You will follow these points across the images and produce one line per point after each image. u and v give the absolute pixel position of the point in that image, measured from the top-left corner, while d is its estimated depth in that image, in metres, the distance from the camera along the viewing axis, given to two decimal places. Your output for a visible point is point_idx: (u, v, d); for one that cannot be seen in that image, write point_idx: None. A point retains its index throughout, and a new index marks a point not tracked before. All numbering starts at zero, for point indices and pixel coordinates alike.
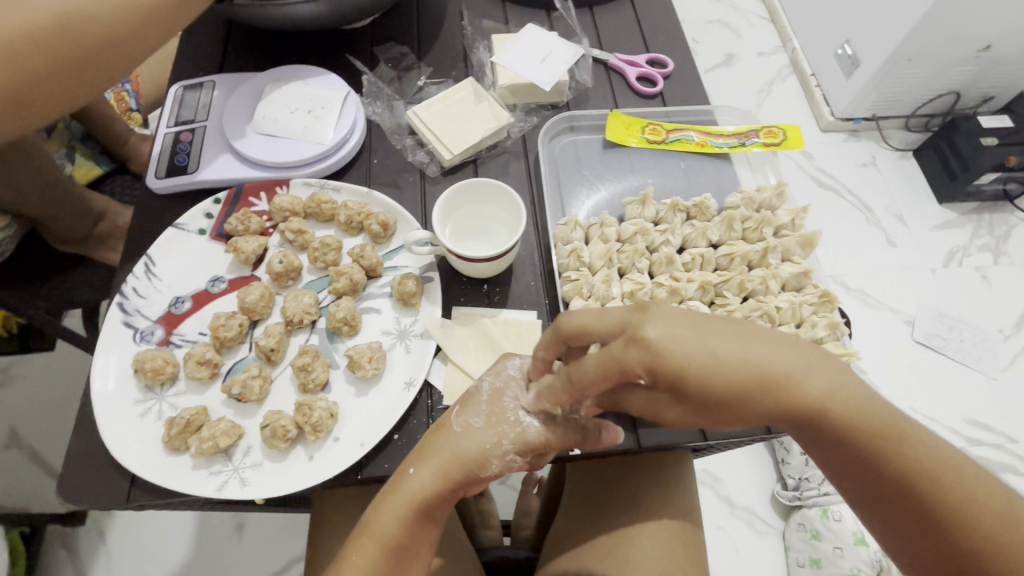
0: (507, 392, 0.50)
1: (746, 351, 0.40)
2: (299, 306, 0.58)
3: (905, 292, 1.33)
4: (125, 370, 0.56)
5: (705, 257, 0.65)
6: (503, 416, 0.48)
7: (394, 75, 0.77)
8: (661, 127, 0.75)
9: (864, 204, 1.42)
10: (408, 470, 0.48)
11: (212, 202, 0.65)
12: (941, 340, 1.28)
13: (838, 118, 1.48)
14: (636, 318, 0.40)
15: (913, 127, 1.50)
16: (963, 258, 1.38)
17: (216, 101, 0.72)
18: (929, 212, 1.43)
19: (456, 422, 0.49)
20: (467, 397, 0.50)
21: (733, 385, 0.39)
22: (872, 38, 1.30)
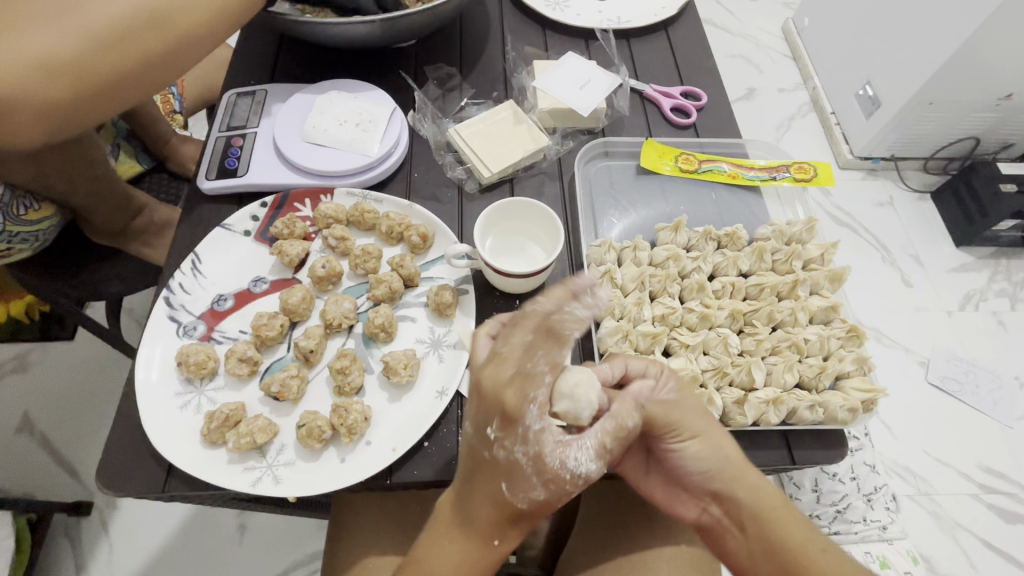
0: (547, 453, 0.46)
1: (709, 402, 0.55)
2: (339, 311, 0.60)
3: (920, 332, 1.33)
4: (168, 360, 0.57)
5: (735, 286, 0.66)
6: (559, 477, 0.46)
7: (439, 94, 0.80)
8: (694, 157, 0.77)
9: (881, 242, 1.43)
10: (494, 543, 0.48)
11: (259, 205, 0.67)
12: (955, 384, 1.27)
13: (858, 157, 1.50)
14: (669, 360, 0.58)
15: (932, 169, 1.51)
16: (979, 302, 1.38)
17: (267, 109, 0.75)
18: (946, 255, 1.43)
19: (516, 500, 0.46)
20: (510, 471, 0.46)
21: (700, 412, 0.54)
22: (893, 81, 1.33)
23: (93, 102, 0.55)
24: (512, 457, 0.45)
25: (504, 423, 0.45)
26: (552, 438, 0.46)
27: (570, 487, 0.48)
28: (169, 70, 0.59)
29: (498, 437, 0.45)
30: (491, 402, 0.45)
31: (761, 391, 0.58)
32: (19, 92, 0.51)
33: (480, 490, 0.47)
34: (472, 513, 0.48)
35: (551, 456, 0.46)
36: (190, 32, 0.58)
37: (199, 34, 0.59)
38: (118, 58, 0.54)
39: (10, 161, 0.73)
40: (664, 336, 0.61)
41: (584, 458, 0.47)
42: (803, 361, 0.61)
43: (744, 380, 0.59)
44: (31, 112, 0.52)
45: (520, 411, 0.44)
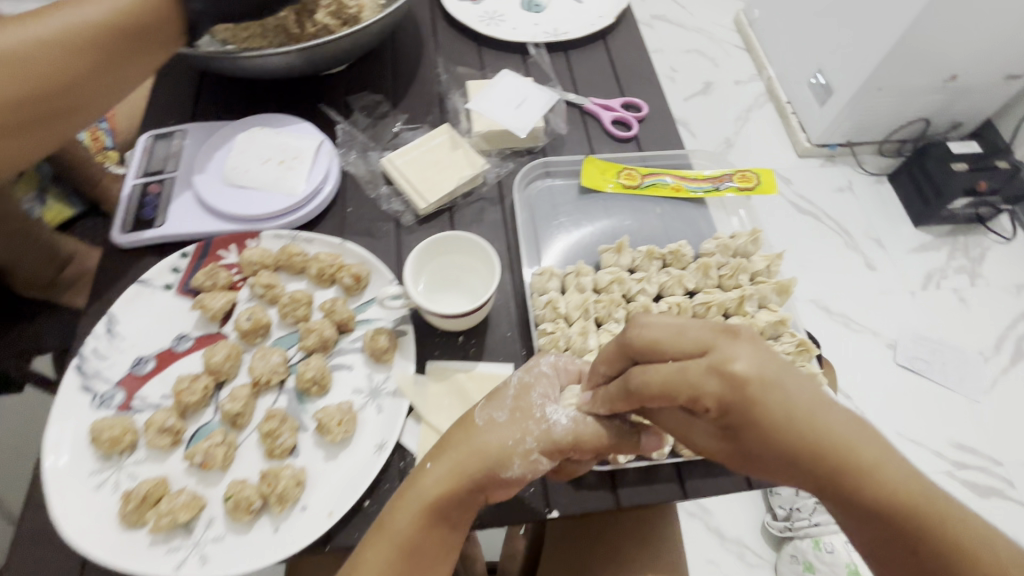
0: (536, 389, 0.52)
1: (793, 411, 0.41)
2: (267, 366, 0.57)
3: (886, 315, 1.34)
4: (80, 435, 0.53)
5: (682, 305, 0.62)
6: (529, 411, 0.51)
7: (368, 123, 0.77)
8: (636, 172, 0.75)
9: (843, 228, 1.44)
10: (425, 465, 0.50)
11: (179, 255, 0.63)
12: (923, 363, 1.29)
13: (816, 144, 1.51)
14: (725, 348, 0.42)
15: (886, 152, 1.53)
16: (940, 281, 1.40)
17: (185, 150, 0.70)
18: (906, 236, 1.45)
19: (479, 416, 0.51)
20: (494, 392, 0.53)
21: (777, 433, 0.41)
22: (844, 69, 1.34)
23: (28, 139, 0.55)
24: (507, 381, 0.53)
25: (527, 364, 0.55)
26: (546, 385, 0.53)
27: (534, 430, 0.50)
28: (43, 139, 0.57)
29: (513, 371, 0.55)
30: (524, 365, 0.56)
31: None
32: None
33: (465, 415, 0.53)
34: (443, 437, 0.52)
35: (536, 394, 0.52)
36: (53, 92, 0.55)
37: (70, 94, 0.56)
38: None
39: None
40: None
41: (560, 414, 0.50)
42: None
43: None
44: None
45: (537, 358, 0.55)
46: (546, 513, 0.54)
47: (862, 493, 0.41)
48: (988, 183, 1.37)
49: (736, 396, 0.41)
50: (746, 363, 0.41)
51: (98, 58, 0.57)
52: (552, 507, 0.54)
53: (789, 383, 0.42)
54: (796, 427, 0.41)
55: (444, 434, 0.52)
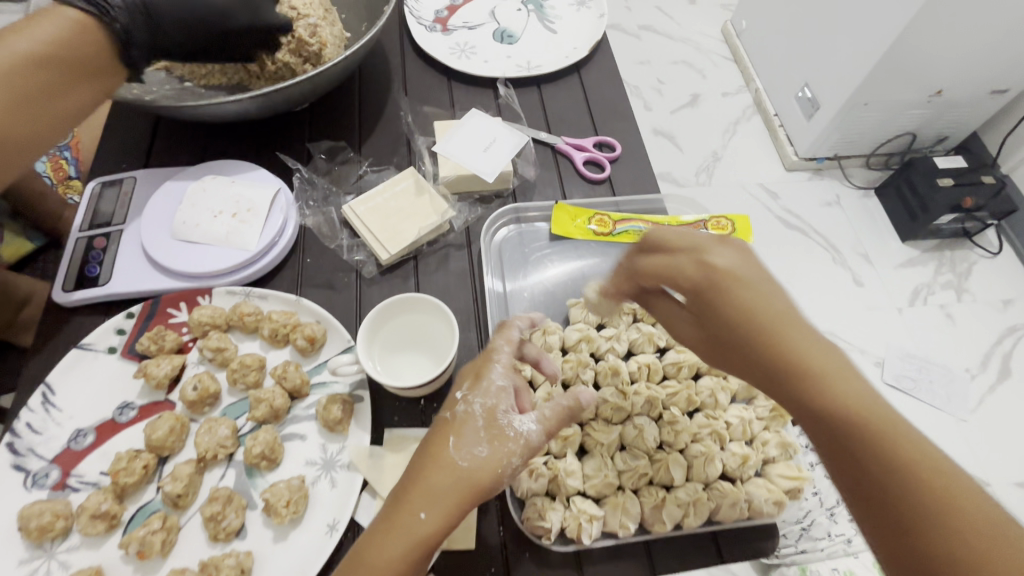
0: (501, 410, 0.47)
1: (775, 304, 0.41)
2: (214, 440, 0.53)
3: (870, 331, 1.20)
4: (8, 520, 0.50)
5: (652, 366, 0.60)
6: (503, 435, 0.46)
7: (329, 167, 0.74)
8: (608, 218, 0.72)
9: (829, 242, 1.29)
10: (418, 515, 0.42)
11: (124, 316, 0.60)
12: (910, 381, 1.15)
13: (802, 158, 1.33)
14: (716, 248, 0.43)
15: (874, 166, 1.36)
16: (927, 297, 1.25)
17: (135, 200, 0.67)
18: (892, 249, 1.30)
19: (457, 454, 0.44)
20: (462, 423, 0.46)
21: (744, 320, 0.40)
22: (829, 80, 1.17)
23: None
24: (470, 409, 0.47)
25: (475, 382, 0.49)
26: (506, 401, 0.48)
27: (513, 449, 0.46)
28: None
29: (465, 394, 0.48)
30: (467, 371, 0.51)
31: (681, 490, 0.53)
32: None
33: (432, 449, 0.45)
34: (412, 479, 0.44)
35: (502, 413, 0.47)
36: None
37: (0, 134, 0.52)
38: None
39: None
40: (577, 436, 0.55)
41: (528, 423, 0.47)
42: (725, 449, 0.56)
43: (663, 478, 0.54)
44: None
45: (488, 373, 0.49)
46: None
47: (831, 413, 0.38)
48: (976, 199, 1.22)
49: (711, 285, 0.42)
50: (730, 260, 0.42)
51: (30, 92, 0.53)
52: None
53: (790, 311, 0.40)
54: (772, 323, 0.40)
55: (413, 469, 0.45)
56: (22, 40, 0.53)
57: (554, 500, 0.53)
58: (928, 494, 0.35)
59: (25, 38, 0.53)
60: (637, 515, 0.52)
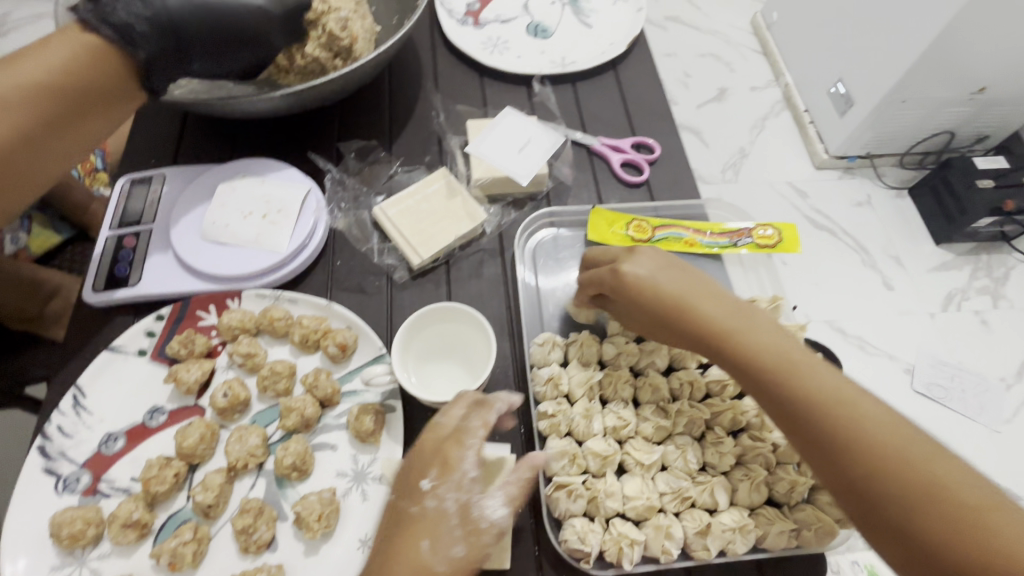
0: (474, 501, 0.45)
1: (680, 291, 0.50)
2: (244, 449, 0.52)
3: (900, 338, 1.04)
4: (40, 525, 0.49)
5: (695, 382, 0.57)
6: (478, 527, 0.45)
7: (361, 166, 0.72)
8: (647, 224, 0.69)
9: (858, 243, 1.11)
10: None
11: (154, 318, 0.59)
12: (941, 391, 1.00)
13: (834, 156, 1.13)
14: (625, 258, 0.54)
15: (908, 165, 1.17)
16: (961, 303, 1.08)
17: (165, 198, 0.66)
18: (925, 252, 1.12)
19: (435, 558, 0.42)
20: (436, 522, 0.44)
21: (654, 304, 0.51)
22: (868, 75, 1.01)
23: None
24: (441, 506, 0.44)
25: (442, 470, 0.46)
26: (474, 488, 0.46)
27: (488, 541, 0.45)
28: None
29: (432, 485, 0.45)
30: (428, 452, 0.47)
31: (725, 515, 0.51)
32: None
33: (396, 549, 0.43)
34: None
35: (476, 503, 0.45)
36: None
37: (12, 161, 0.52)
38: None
39: None
40: (616, 456, 0.53)
41: (498, 508, 0.46)
42: (771, 474, 0.53)
43: (707, 501, 0.52)
44: None
45: (460, 459, 0.46)
46: None
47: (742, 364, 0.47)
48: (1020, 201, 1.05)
49: (619, 284, 0.52)
50: (633, 261, 0.53)
51: (45, 120, 0.52)
52: None
53: (697, 290, 0.51)
54: (675, 305, 0.50)
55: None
56: (28, 66, 0.51)
57: (593, 520, 0.51)
58: (838, 423, 0.42)
59: (30, 63, 0.52)
60: (680, 541, 0.50)
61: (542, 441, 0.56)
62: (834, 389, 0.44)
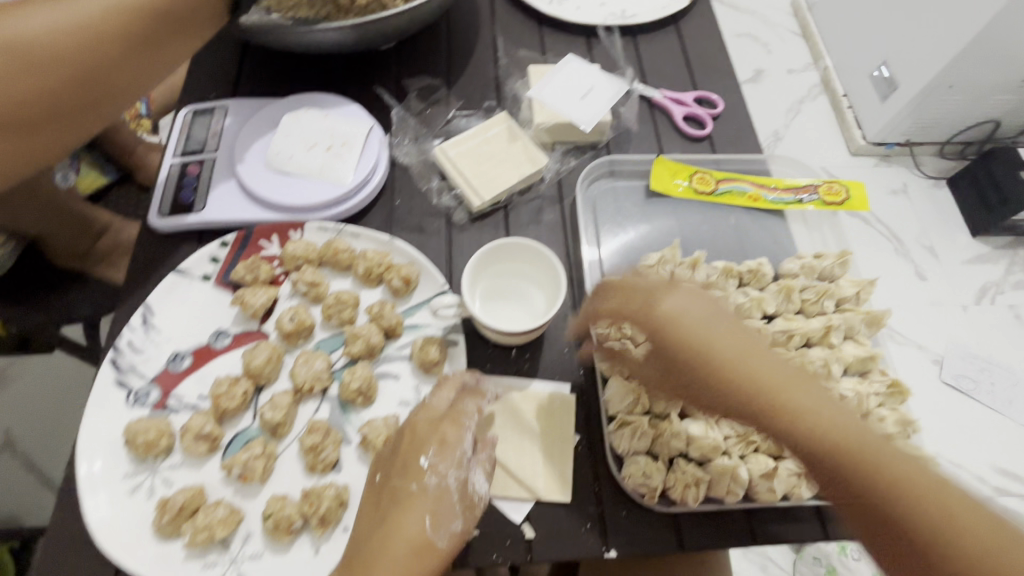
0: (471, 477, 0.47)
1: (730, 352, 0.41)
2: (310, 372, 0.53)
3: (931, 326, 1.04)
4: (114, 434, 0.50)
5: (761, 332, 0.57)
6: (473, 502, 0.47)
7: (422, 107, 0.71)
8: (710, 176, 0.68)
9: (891, 231, 1.10)
10: None
11: (219, 244, 0.59)
12: (970, 383, 1.00)
13: (872, 143, 1.11)
14: (662, 297, 0.44)
15: (947, 155, 1.15)
16: (995, 296, 1.08)
17: (228, 129, 0.66)
18: (961, 245, 1.11)
19: (437, 537, 0.45)
20: (437, 499, 0.46)
21: (699, 364, 0.41)
22: (915, 56, 0.98)
23: (94, 101, 0.51)
24: (442, 483, 0.46)
25: (440, 449, 0.47)
26: (469, 467, 0.48)
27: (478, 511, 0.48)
28: (66, 134, 0.51)
29: (431, 463, 0.47)
30: (426, 432, 0.48)
31: (791, 461, 0.50)
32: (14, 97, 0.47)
33: (392, 524, 0.45)
34: (372, 554, 0.44)
35: (475, 480, 0.47)
36: (82, 80, 0.50)
37: (117, 61, 0.51)
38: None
39: None
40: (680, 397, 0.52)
41: (485, 484, 0.48)
42: None
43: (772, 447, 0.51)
44: (42, 147, 0.50)
45: (457, 439, 0.48)
46: (603, 552, 0.49)
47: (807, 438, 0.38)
48: None
49: (657, 332, 0.43)
50: (675, 303, 0.42)
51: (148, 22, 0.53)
52: (610, 547, 0.50)
53: (750, 345, 0.41)
54: (721, 371, 0.40)
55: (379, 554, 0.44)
56: None
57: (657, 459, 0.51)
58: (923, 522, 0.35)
59: None
60: (744, 482, 0.49)
61: (603, 382, 0.56)
62: (925, 472, 0.37)
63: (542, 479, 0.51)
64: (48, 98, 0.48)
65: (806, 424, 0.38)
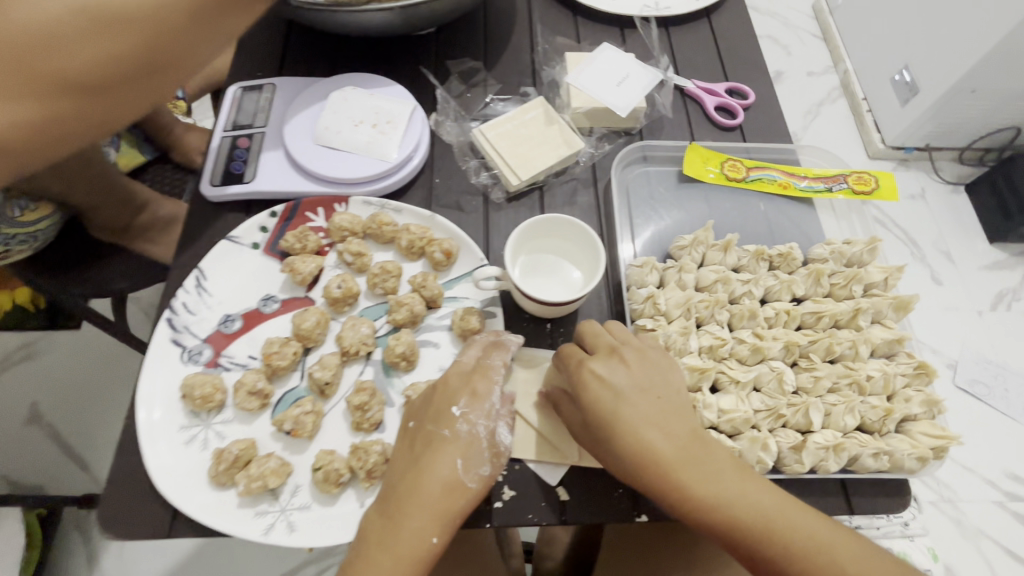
0: (498, 429, 0.50)
1: (644, 430, 0.45)
2: (357, 337, 0.55)
3: (945, 330, 1.05)
4: (170, 389, 0.53)
5: (790, 313, 0.58)
6: (499, 450, 0.49)
7: (462, 90, 0.74)
8: (741, 164, 0.70)
9: (908, 235, 1.12)
10: (433, 538, 0.44)
11: (268, 215, 0.61)
12: (983, 387, 1.01)
13: (889, 147, 1.12)
14: (597, 368, 0.48)
15: (966, 161, 1.16)
16: (1011, 302, 1.09)
17: (276, 106, 0.68)
18: (978, 251, 1.13)
19: (467, 478, 0.46)
20: (468, 445, 0.47)
21: (618, 440, 0.45)
22: (935, 61, 0.99)
23: (152, 68, 0.50)
24: (472, 431, 0.48)
25: (471, 400, 0.49)
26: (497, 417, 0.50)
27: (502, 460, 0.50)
28: (124, 100, 0.51)
29: (463, 412, 0.48)
30: (458, 382, 0.50)
31: (819, 435, 0.52)
32: (76, 55, 0.46)
33: (425, 466, 0.46)
34: (404, 494, 0.45)
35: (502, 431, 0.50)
36: (143, 45, 0.48)
37: (180, 30, 0.49)
38: (47, 85, 0.46)
39: None
40: (713, 371, 0.54)
41: (508, 436, 0.50)
42: (865, 401, 0.54)
43: (800, 422, 0.53)
44: (97, 106, 0.50)
45: (487, 392, 0.50)
46: (634, 516, 0.51)
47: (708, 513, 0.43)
48: None
49: (585, 403, 0.47)
50: (606, 376, 0.47)
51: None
52: (641, 512, 0.52)
53: (666, 423, 0.46)
54: (637, 449, 0.45)
55: (411, 490, 0.45)
56: None
57: None
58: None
59: None
60: (773, 453, 0.51)
61: None
62: (813, 544, 0.41)
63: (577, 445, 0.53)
64: (109, 60, 0.47)
65: (707, 500, 0.43)
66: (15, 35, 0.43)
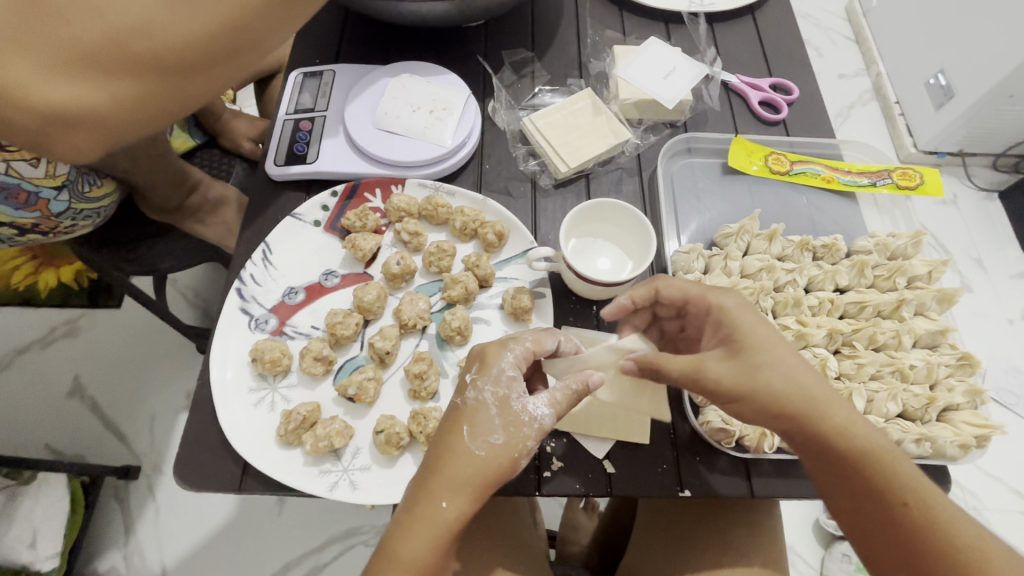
0: (512, 395, 0.47)
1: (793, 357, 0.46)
2: (415, 311, 0.58)
3: (976, 337, 1.04)
4: (240, 355, 0.56)
5: (833, 302, 0.60)
6: (518, 419, 0.46)
7: (513, 79, 0.76)
8: (785, 158, 0.72)
9: (940, 243, 1.11)
10: (440, 503, 0.42)
11: (329, 194, 0.64)
12: (1013, 397, 1.00)
13: (922, 151, 1.12)
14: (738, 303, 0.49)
15: (999, 168, 1.15)
16: None
17: (336, 91, 0.71)
18: (1011, 258, 1.12)
19: (473, 445, 0.44)
20: (473, 410, 0.46)
21: (773, 361, 0.45)
22: (975, 66, 0.98)
23: (233, 50, 0.50)
24: (479, 397, 0.46)
25: (480, 367, 0.48)
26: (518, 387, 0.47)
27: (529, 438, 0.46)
28: (201, 81, 0.51)
29: (472, 379, 0.48)
30: (473, 353, 0.50)
31: None
32: (165, 36, 0.45)
33: (444, 430, 0.46)
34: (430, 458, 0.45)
35: (516, 398, 0.46)
36: (229, 28, 0.48)
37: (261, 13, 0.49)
38: (136, 64, 0.46)
39: (116, 155, 0.74)
40: None
41: (544, 409, 0.47)
42: (908, 389, 0.55)
43: None
44: (177, 86, 0.50)
45: (496, 358, 0.48)
46: (678, 492, 0.53)
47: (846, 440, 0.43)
48: None
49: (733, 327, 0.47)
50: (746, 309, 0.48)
51: None
52: (684, 488, 0.54)
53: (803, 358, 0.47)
54: (793, 369, 0.45)
55: (433, 454, 0.45)
56: None
57: None
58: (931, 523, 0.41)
59: None
60: None
61: None
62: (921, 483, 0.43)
63: (623, 422, 0.55)
64: (196, 43, 0.47)
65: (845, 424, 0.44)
66: (111, 14, 0.43)
